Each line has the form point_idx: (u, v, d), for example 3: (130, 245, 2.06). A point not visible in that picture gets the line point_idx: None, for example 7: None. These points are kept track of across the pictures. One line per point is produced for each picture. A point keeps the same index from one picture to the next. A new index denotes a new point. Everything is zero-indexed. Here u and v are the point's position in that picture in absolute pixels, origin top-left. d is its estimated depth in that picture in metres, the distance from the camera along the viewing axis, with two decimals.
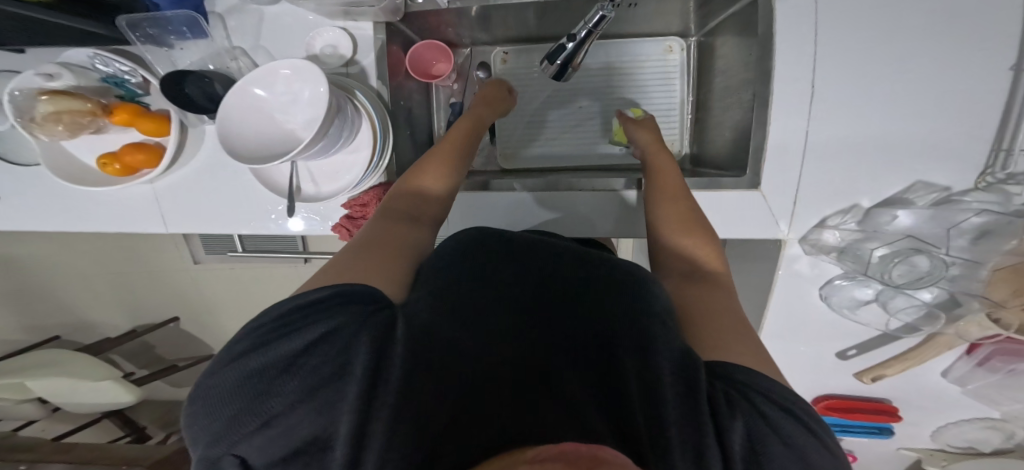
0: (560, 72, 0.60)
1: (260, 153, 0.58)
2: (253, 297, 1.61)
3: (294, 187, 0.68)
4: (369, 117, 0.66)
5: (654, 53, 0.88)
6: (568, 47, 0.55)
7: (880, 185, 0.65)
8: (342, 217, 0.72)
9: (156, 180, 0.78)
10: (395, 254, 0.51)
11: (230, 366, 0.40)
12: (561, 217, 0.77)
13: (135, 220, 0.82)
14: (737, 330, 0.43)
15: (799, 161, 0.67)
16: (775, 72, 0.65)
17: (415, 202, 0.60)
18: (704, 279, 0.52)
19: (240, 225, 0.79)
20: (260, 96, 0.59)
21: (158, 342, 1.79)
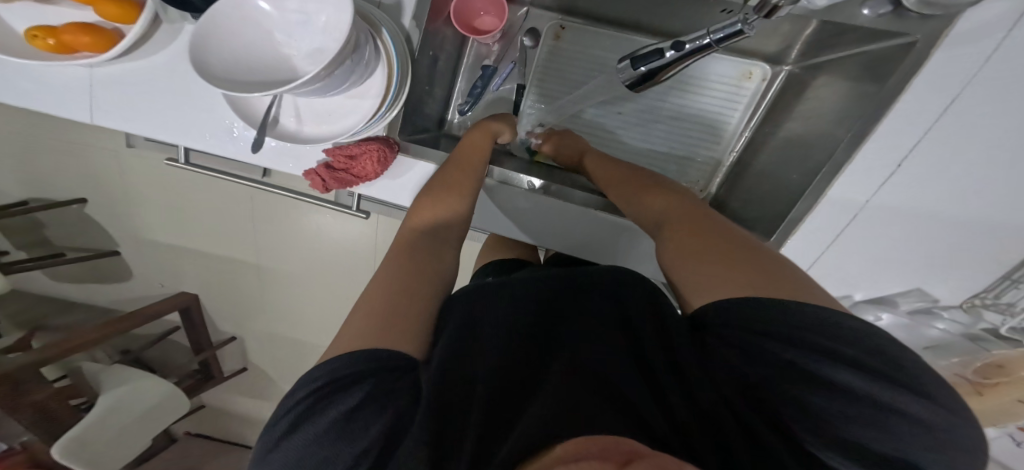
0: (638, 83, 0.49)
1: (240, 73, 0.49)
2: (189, 202, 1.44)
3: (271, 116, 0.57)
4: (389, 60, 0.54)
5: (727, 75, 0.76)
6: (667, 57, 0.45)
7: (879, 285, 0.65)
8: (320, 164, 0.60)
9: (93, 63, 0.65)
10: (421, 287, 0.48)
11: (282, 446, 0.38)
12: (568, 236, 0.71)
13: (56, 102, 0.67)
14: (732, 260, 0.46)
15: (830, 239, 0.60)
16: (872, 138, 0.53)
17: (436, 213, 0.58)
18: (686, 220, 0.53)
19: (187, 139, 0.67)
20: (262, 9, 0.50)
21: (56, 228, 1.56)
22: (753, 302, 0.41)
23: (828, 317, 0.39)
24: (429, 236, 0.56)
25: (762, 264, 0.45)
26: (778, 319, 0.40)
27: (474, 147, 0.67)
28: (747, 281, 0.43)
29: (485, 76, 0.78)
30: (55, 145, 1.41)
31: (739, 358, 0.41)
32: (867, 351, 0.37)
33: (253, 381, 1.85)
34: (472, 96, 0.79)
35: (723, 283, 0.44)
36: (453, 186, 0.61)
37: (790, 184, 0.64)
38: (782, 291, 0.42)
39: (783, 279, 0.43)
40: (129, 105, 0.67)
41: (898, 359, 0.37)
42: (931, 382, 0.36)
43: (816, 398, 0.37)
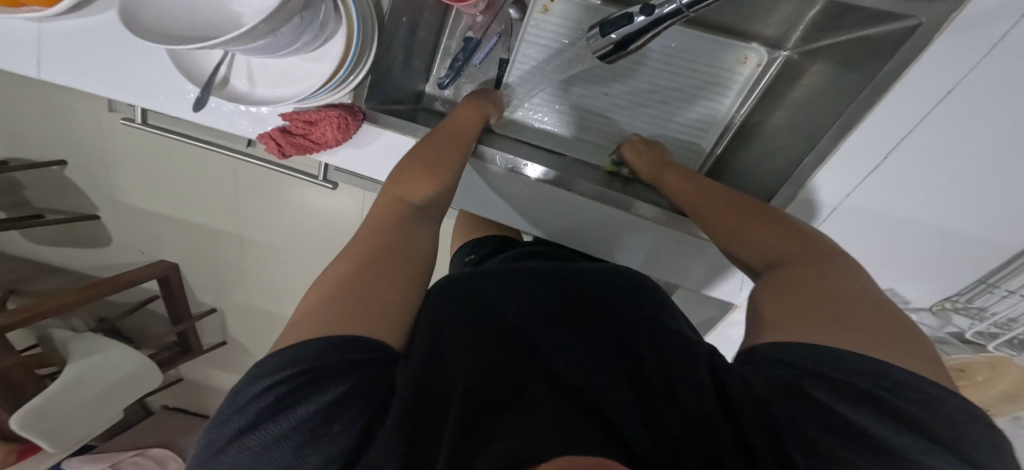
0: (610, 52, 0.47)
1: (180, 27, 0.45)
2: (164, 169, 1.39)
3: (220, 76, 0.53)
4: (348, 22, 0.50)
5: (724, 59, 0.70)
6: (636, 22, 0.42)
7: None
8: (276, 128, 0.58)
9: (40, 18, 0.61)
10: (393, 262, 0.45)
11: (232, 447, 0.35)
12: (551, 217, 0.69)
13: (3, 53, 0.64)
14: (825, 299, 0.38)
15: None
16: (861, 128, 0.50)
17: (426, 181, 0.53)
18: (787, 254, 0.45)
19: (144, 99, 0.64)
20: None
21: (32, 185, 1.52)
22: (844, 354, 0.34)
23: (912, 381, 0.32)
24: (413, 209, 0.51)
25: (871, 315, 0.37)
26: (833, 367, 0.34)
27: (457, 125, 0.62)
28: (847, 330, 0.36)
29: (468, 49, 0.73)
30: (25, 101, 1.35)
31: (738, 380, 0.38)
32: (903, 392, 0.32)
33: (231, 354, 1.83)
34: (453, 69, 0.74)
35: (811, 324, 0.37)
36: (438, 159, 0.56)
37: (769, 179, 0.62)
38: (887, 351, 0.34)
39: (900, 340, 0.35)
40: (80, 61, 0.63)
41: (937, 402, 0.32)
42: (973, 427, 0.31)
43: (820, 427, 0.33)
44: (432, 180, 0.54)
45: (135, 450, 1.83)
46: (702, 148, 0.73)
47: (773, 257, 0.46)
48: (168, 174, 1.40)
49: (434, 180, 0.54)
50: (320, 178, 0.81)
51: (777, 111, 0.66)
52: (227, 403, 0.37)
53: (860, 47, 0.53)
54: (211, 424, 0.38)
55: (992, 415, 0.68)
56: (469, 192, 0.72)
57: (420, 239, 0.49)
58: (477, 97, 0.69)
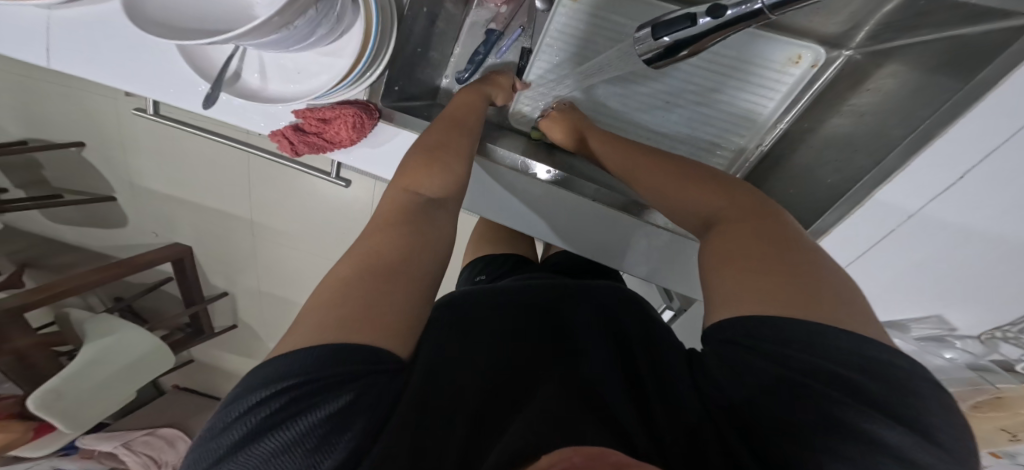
0: (659, 57, 0.43)
1: (183, 22, 0.42)
2: (178, 156, 1.38)
3: (232, 72, 0.50)
4: (366, 14, 0.45)
5: (774, 58, 0.63)
6: (699, 24, 0.38)
7: (895, 307, 0.59)
8: (289, 126, 0.55)
9: (50, 6, 0.58)
10: (406, 274, 0.40)
11: (227, 465, 0.31)
12: (575, 228, 0.65)
13: (12, 40, 0.61)
14: (748, 264, 0.38)
15: (852, 258, 0.55)
16: (935, 145, 0.45)
17: (433, 171, 0.49)
18: (732, 217, 0.44)
19: (154, 90, 0.61)
20: None
21: (50, 166, 1.53)
22: (778, 326, 0.34)
23: (818, 333, 0.33)
24: (421, 201, 0.48)
25: (806, 271, 0.37)
26: (745, 333, 0.35)
27: (465, 107, 0.58)
28: (769, 295, 0.36)
29: (489, 42, 0.68)
30: (44, 82, 1.34)
31: (718, 373, 0.36)
32: (867, 363, 0.31)
33: (237, 339, 1.85)
34: (473, 62, 0.69)
35: (733, 294, 0.37)
36: (444, 144, 0.52)
37: (819, 192, 0.57)
38: (796, 307, 0.34)
39: (842, 298, 0.35)
40: (89, 50, 0.60)
41: (890, 370, 0.31)
42: (935, 402, 0.30)
43: (801, 414, 0.32)
44: (444, 170, 0.50)
45: (146, 429, 1.86)
46: (738, 151, 0.68)
47: (717, 218, 0.45)
48: (182, 161, 1.39)
49: (441, 168, 0.50)
50: (334, 174, 0.78)
51: (834, 119, 0.60)
52: (218, 415, 0.34)
53: (942, 50, 0.47)
54: (202, 435, 0.34)
55: (1019, 441, 0.66)
56: (482, 193, 0.67)
57: (435, 237, 0.45)
58: (476, 83, 0.63)
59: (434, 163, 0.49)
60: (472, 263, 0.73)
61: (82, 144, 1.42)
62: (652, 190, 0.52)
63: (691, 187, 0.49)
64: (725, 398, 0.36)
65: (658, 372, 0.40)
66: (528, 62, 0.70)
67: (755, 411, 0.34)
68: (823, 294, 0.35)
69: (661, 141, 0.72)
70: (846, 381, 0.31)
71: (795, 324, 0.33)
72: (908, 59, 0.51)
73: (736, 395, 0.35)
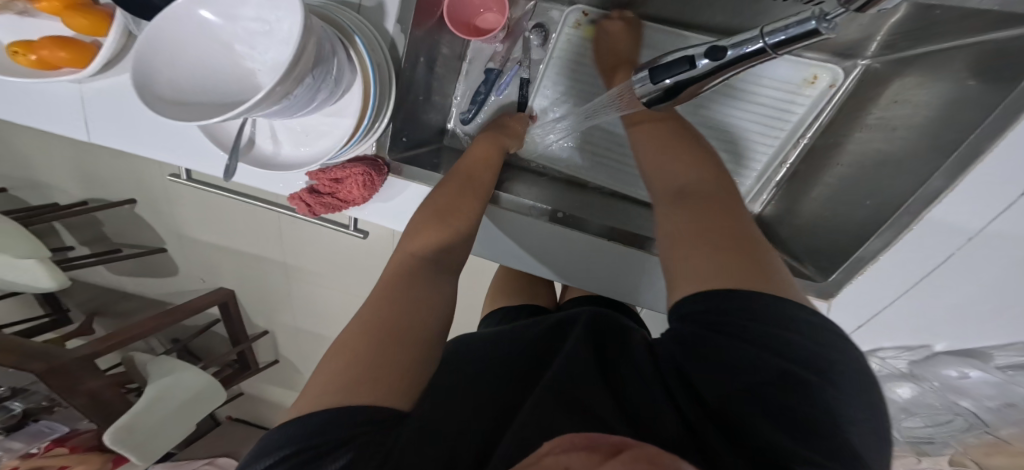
0: (656, 99, 0.43)
1: (195, 95, 0.39)
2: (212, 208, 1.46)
3: (247, 138, 0.51)
4: (363, 73, 0.45)
5: (787, 79, 0.62)
6: (697, 67, 0.38)
7: (968, 334, 0.51)
8: (305, 189, 0.58)
9: (82, 81, 0.62)
10: (412, 336, 0.39)
11: None
12: (591, 271, 0.62)
13: (52, 118, 0.65)
14: (717, 240, 0.38)
15: (903, 289, 0.49)
16: (983, 161, 0.41)
17: (439, 226, 0.49)
18: (709, 191, 0.43)
19: (181, 157, 0.64)
20: (210, 23, 0.39)
21: (105, 223, 1.65)
22: (717, 296, 0.35)
23: (779, 306, 0.33)
24: (427, 262, 0.47)
25: (754, 253, 0.37)
26: (717, 311, 0.35)
27: (490, 154, 0.56)
28: (720, 272, 0.36)
29: (489, 81, 0.64)
30: (96, 150, 1.46)
31: (699, 376, 0.34)
32: (820, 339, 0.32)
33: (280, 373, 1.88)
34: (475, 103, 0.65)
35: (706, 266, 0.37)
36: (453, 208, 0.51)
37: (857, 212, 0.53)
38: (766, 283, 0.35)
39: (770, 275, 0.36)
40: (119, 124, 0.64)
41: (851, 366, 0.32)
42: (860, 389, 0.31)
43: (783, 413, 0.30)
44: (447, 228, 0.49)
45: (207, 458, 1.90)
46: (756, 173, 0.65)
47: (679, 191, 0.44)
48: (217, 212, 1.46)
49: (450, 228, 0.49)
50: (351, 226, 0.80)
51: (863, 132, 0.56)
52: None
53: (972, 55, 0.43)
54: None
55: None
56: (490, 242, 0.65)
57: (438, 299, 0.44)
58: (494, 130, 0.60)
59: (452, 205, 0.51)
60: (492, 319, 0.72)
61: (133, 201, 1.53)
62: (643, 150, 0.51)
63: (670, 154, 0.48)
64: (706, 405, 0.33)
65: (633, 384, 0.37)
66: (529, 90, 0.66)
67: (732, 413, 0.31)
68: (764, 278, 0.35)
69: None
70: (824, 381, 0.31)
71: (767, 300, 0.34)
72: (938, 64, 0.47)
73: (707, 401, 0.33)
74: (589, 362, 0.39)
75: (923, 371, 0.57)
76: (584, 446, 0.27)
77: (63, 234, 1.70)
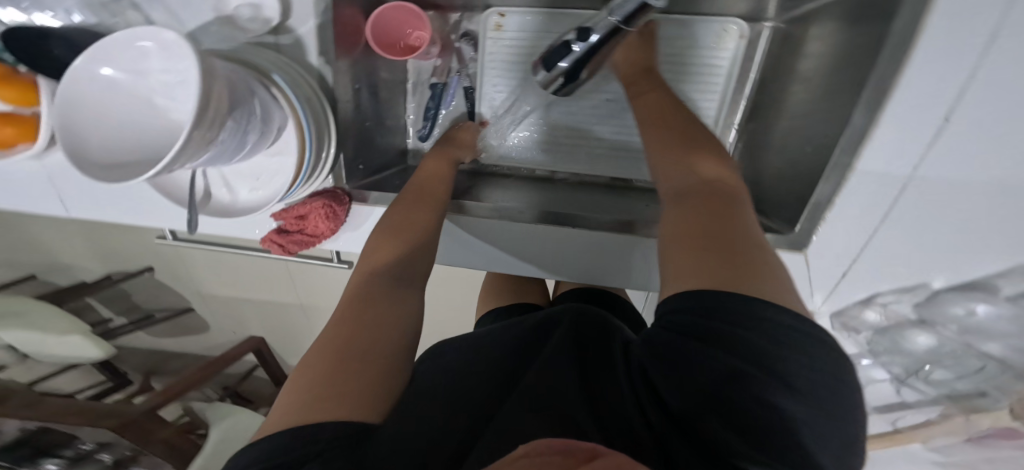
0: (563, 83, 0.46)
1: (132, 157, 0.39)
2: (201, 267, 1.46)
3: (204, 191, 0.51)
4: (295, 113, 0.45)
5: (703, 39, 0.61)
6: (575, 50, 0.41)
7: (963, 263, 0.47)
8: (273, 230, 0.58)
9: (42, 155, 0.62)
10: (376, 355, 0.39)
11: None
12: (570, 260, 0.61)
13: (31, 199, 0.67)
14: (695, 238, 0.37)
15: (875, 224, 0.47)
16: (895, 96, 0.40)
17: (397, 242, 0.50)
18: (712, 192, 0.40)
19: (151, 218, 0.65)
20: (115, 79, 0.39)
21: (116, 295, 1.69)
22: (704, 294, 0.33)
23: (754, 310, 0.31)
24: (387, 278, 0.46)
25: (752, 254, 0.35)
26: (712, 311, 0.32)
27: (443, 168, 0.57)
28: (714, 273, 0.34)
29: (436, 95, 0.65)
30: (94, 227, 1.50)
31: (671, 377, 0.34)
32: (800, 350, 0.30)
33: None
34: (428, 119, 0.65)
35: (682, 267, 0.36)
36: (408, 221, 0.51)
37: (802, 161, 0.51)
38: (743, 280, 0.33)
39: (766, 276, 0.34)
40: (92, 196, 0.66)
41: (837, 375, 0.30)
42: (840, 400, 0.30)
43: (755, 418, 0.30)
44: (406, 244, 0.50)
45: None
46: None
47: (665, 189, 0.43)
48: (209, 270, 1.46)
49: (408, 248, 0.50)
50: (336, 257, 0.81)
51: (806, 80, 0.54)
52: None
53: None
54: None
55: None
56: (461, 248, 0.65)
57: (402, 315, 0.43)
58: (438, 145, 0.61)
59: (411, 221, 0.51)
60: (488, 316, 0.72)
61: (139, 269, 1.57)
62: (654, 142, 0.48)
63: (672, 148, 0.45)
64: (676, 407, 0.33)
65: (609, 386, 0.37)
66: (474, 97, 0.66)
67: (703, 415, 0.31)
68: (764, 284, 0.33)
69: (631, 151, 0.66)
70: (803, 389, 0.29)
71: (742, 299, 0.32)
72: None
73: (678, 403, 0.33)
74: (567, 362, 0.39)
75: (932, 315, 0.52)
76: (560, 450, 0.25)
77: (97, 308, 1.64)
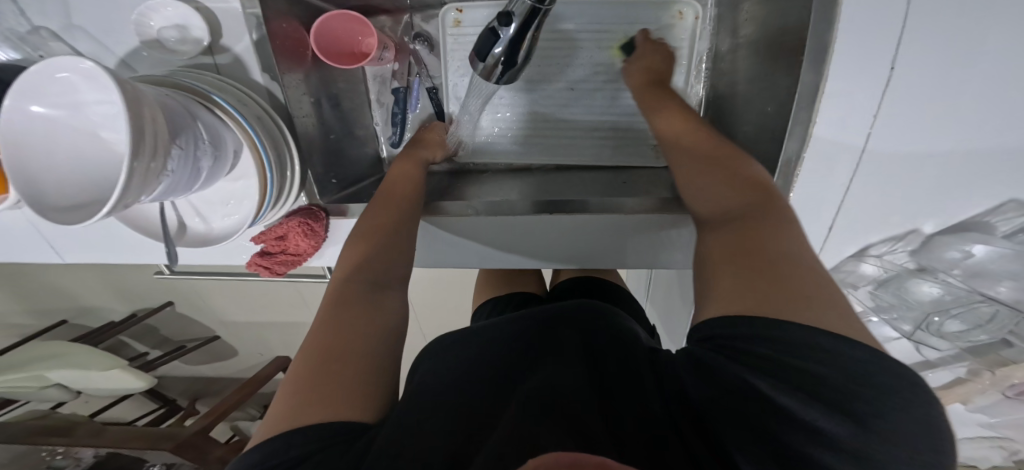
0: (504, 71, 0.38)
1: (87, 196, 0.39)
2: (204, 299, 1.47)
3: (178, 223, 0.52)
4: (246, 135, 0.45)
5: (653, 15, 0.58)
6: (504, 36, 0.35)
7: (948, 205, 0.45)
8: (256, 254, 0.59)
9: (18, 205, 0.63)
10: (365, 357, 0.39)
11: None
12: (556, 245, 0.62)
13: (23, 249, 0.69)
14: (728, 261, 0.35)
15: (848, 175, 0.46)
16: (838, 40, 0.40)
17: (370, 246, 0.50)
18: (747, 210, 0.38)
19: (135, 254, 0.66)
20: (52, 119, 0.39)
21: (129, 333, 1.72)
22: (742, 321, 0.31)
23: (796, 334, 0.28)
24: (368, 284, 0.46)
25: (799, 272, 0.32)
26: (750, 336, 0.30)
27: (412, 167, 0.57)
28: (754, 299, 0.31)
29: (400, 100, 0.62)
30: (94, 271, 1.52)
31: (700, 387, 0.31)
32: (857, 371, 0.26)
33: None
34: (397, 124, 0.63)
35: (722, 290, 0.34)
36: (385, 222, 0.52)
37: (766, 120, 0.49)
38: (770, 301, 0.30)
39: (817, 295, 0.30)
40: (76, 240, 0.66)
41: (898, 380, 0.26)
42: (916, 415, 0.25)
43: (794, 433, 0.27)
44: (386, 253, 0.50)
45: None
46: None
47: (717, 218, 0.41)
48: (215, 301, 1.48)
49: (394, 256, 0.50)
50: None
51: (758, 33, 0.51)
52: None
53: None
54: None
55: None
56: (446, 247, 0.65)
57: (385, 321, 0.43)
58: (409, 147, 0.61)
59: (387, 221, 0.52)
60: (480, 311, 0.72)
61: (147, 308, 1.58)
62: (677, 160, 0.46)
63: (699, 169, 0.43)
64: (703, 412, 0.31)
65: (626, 381, 0.34)
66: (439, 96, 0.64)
67: (729, 420, 0.29)
68: (821, 309, 0.29)
69: (600, 134, 0.64)
70: (855, 403, 0.26)
71: (772, 320, 0.29)
72: None
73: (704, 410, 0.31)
74: (583, 359, 0.36)
75: (930, 262, 0.50)
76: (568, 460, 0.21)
77: (131, 344, 1.66)
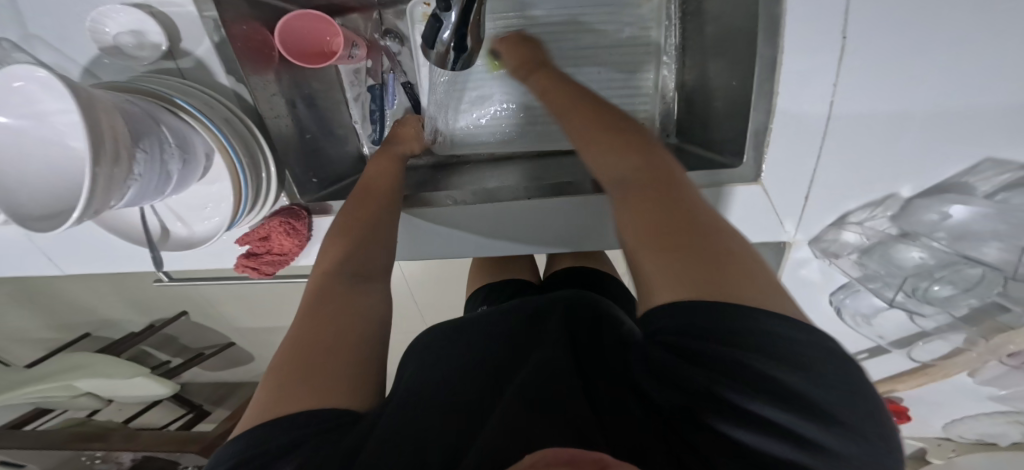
0: (456, 57, 0.38)
1: (59, 204, 0.40)
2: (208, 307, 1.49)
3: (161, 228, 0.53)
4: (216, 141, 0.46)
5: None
6: (449, 21, 0.34)
7: (924, 169, 0.44)
8: (243, 255, 0.60)
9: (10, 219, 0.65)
10: (347, 347, 0.38)
11: None
12: (538, 233, 0.62)
13: (22, 262, 0.71)
14: (656, 237, 0.33)
15: (819, 143, 0.45)
16: (789, 9, 0.39)
17: (349, 245, 0.50)
18: (654, 182, 0.37)
19: (128, 261, 0.68)
20: (20, 129, 0.40)
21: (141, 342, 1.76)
22: (698, 305, 0.28)
23: (752, 312, 0.27)
24: (346, 278, 0.46)
25: (728, 251, 0.31)
26: (703, 311, 0.28)
27: (391, 165, 0.59)
28: (699, 282, 0.30)
29: (376, 97, 0.63)
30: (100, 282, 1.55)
31: (671, 370, 0.29)
32: (816, 354, 0.26)
33: None
34: (375, 122, 0.64)
35: (662, 272, 0.31)
36: (366, 222, 0.52)
37: (735, 94, 0.48)
38: (738, 294, 0.29)
39: (751, 278, 0.30)
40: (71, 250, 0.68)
41: (848, 366, 0.26)
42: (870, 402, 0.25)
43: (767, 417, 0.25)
44: (363, 249, 0.50)
45: None
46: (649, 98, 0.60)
47: (632, 179, 0.38)
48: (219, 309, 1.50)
49: (373, 249, 0.51)
50: None
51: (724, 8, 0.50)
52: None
53: None
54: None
55: None
56: (428, 240, 0.65)
57: (367, 311, 0.43)
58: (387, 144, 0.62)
59: (365, 216, 0.53)
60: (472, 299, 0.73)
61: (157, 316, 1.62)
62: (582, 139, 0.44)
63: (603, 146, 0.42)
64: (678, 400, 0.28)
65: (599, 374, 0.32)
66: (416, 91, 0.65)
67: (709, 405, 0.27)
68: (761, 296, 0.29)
69: None
70: (820, 382, 0.25)
71: (740, 306, 0.28)
72: None
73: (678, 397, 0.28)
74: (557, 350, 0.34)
75: (910, 225, 0.49)
76: (567, 459, 0.19)
77: (153, 353, 1.71)
